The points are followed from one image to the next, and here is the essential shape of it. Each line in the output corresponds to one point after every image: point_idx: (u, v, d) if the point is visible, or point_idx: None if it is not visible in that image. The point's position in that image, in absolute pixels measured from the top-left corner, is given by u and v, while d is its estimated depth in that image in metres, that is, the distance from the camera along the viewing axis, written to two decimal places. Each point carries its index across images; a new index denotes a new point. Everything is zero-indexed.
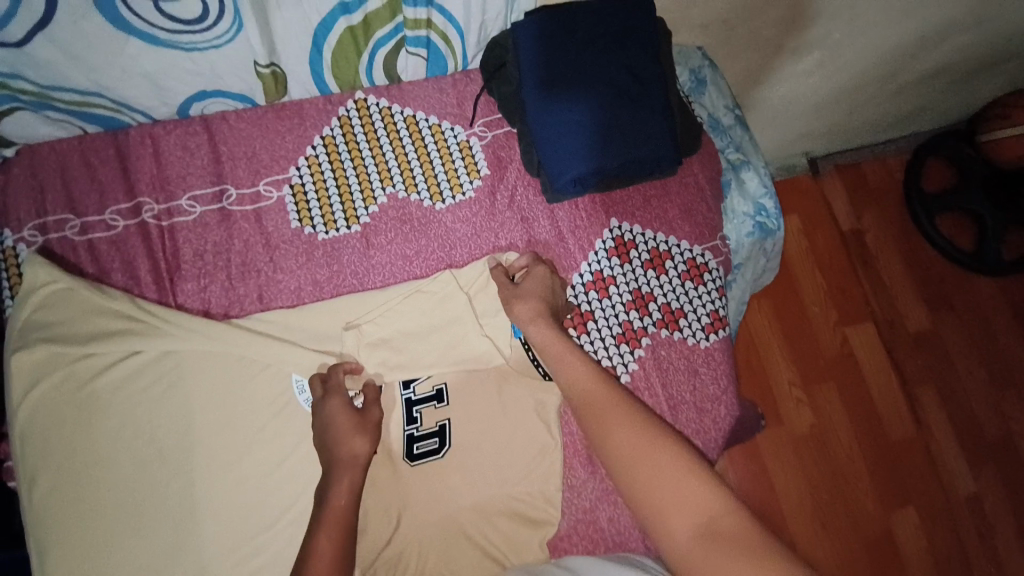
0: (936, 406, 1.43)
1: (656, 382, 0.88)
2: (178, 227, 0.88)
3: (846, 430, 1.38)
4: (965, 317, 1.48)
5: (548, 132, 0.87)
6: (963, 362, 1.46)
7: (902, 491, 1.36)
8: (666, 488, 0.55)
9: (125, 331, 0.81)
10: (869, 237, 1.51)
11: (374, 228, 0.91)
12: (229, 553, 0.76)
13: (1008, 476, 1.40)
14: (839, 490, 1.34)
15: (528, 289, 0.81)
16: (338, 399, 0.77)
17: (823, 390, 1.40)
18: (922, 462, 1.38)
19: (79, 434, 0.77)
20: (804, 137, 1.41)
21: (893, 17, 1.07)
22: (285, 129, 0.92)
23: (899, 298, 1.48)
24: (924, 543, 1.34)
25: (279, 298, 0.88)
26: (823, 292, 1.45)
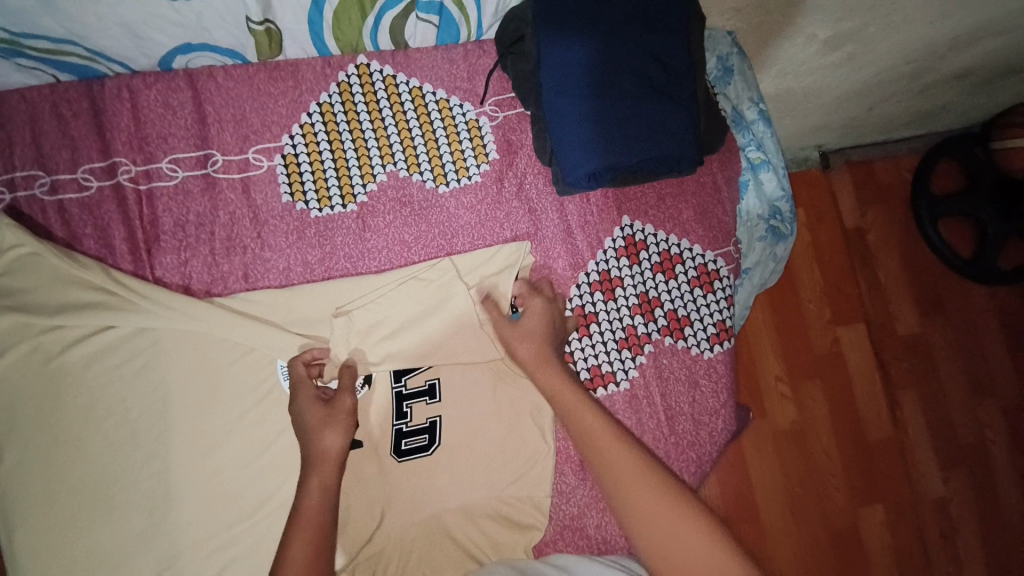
0: (917, 413, 1.44)
1: (655, 392, 0.86)
2: (157, 193, 0.82)
3: (827, 428, 1.39)
4: (960, 328, 1.48)
5: (563, 120, 0.81)
6: (952, 374, 1.46)
7: (874, 489, 1.38)
8: (683, 543, 0.56)
9: (98, 305, 0.76)
10: (874, 237, 1.47)
11: (372, 209, 0.85)
12: (204, 541, 0.73)
13: (979, 484, 1.43)
14: (815, 487, 1.36)
15: (530, 327, 0.77)
16: (306, 388, 0.74)
17: (809, 388, 1.39)
18: (895, 464, 1.40)
19: (46, 410, 0.73)
20: (821, 130, 1.36)
21: (936, 16, 1.00)
22: (278, 92, 0.84)
23: (896, 305, 1.46)
24: (888, 540, 1.37)
25: (266, 278, 0.83)
26: (821, 290, 1.43)
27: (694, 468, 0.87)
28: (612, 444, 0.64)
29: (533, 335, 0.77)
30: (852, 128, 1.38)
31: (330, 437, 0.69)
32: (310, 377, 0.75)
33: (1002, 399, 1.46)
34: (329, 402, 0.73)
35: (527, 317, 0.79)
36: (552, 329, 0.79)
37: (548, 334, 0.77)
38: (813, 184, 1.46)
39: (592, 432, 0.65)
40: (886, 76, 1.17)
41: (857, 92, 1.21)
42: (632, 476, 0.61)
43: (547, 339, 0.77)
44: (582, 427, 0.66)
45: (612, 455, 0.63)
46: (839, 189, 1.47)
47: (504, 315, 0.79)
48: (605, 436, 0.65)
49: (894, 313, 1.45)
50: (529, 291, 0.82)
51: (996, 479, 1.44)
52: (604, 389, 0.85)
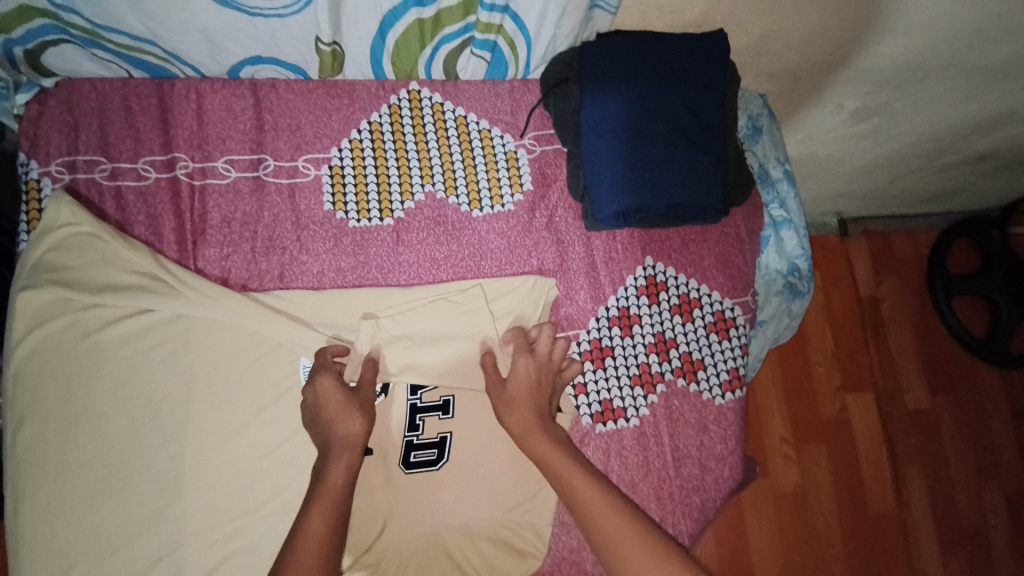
0: (919, 486, 1.42)
1: (664, 432, 0.86)
2: (209, 189, 0.86)
3: (828, 493, 1.37)
4: (966, 406, 1.47)
5: (599, 159, 0.86)
6: (957, 450, 1.45)
7: (872, 562, 1.36)
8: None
9: (140, 288, 0.79)
10: (885, 304, 1.49)
11: (407, 225, 0.89)
12: (207, 531, 0.74)
13: (977, 567, 1.40)
14: (812, 554, 1.33)
15: (517, 395, 0.76)
16: (326, 377, 0.74)
17: (812, 451, 1.39)
18: (897, 540, 1.37)
19: (75, 384, 0.75)
20: (842, 196, 1.40)
21: (958, 98, 1.05)
22: (333, 108, 0.90)
23: (904, 374, 1.46)
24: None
25: (300, 280, 0.86)
26: (830, 352, 1.44)
27: (697, 514, 0.86)
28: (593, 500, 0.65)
29: (523, 399, 0.76)
30: (872, 197, 1.41)
31: (348, 437, 0.70)
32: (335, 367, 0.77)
33: (1006, 484, 1.44)
34: (358, 390, 0.75)
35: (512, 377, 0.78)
36: (541, 393, 0.77)
37: (536, 403, 0.76)
38: (830, 247, 1.49)
39: (584, 498, 0.66)
40: (907, 153, 1.21)
41: (879, 162, 1.25)
42: (609, 522, 0.62)
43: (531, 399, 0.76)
44: (573, 497, 0.67)
45: (606, 525, 0.63)
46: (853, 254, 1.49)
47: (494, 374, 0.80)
48: (600, 499, 0.66)
49: (904, 385, 1.45)
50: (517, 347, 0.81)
51: (998, 565, 1.40)
52: (613, 423, 0.85)
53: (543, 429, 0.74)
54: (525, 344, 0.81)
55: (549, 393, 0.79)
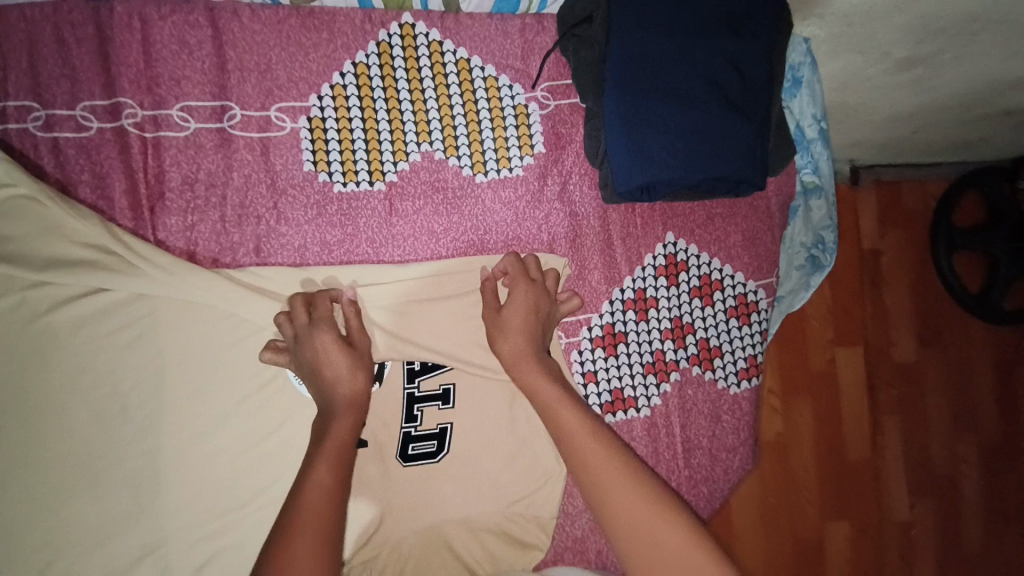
0: (897, 436, 1.45)
1: (675, 422, 0.82)
2: (165, 143, 0.72)
3: (809, 443, 1.38)
4: (955, 366, 1.47)
5: (626, 123, 0.74)
6: (940, 410, 1.47)
7: (843, 506, 1.39)
8: (596, 462, 0.58)
9: (95, 263, 0.68)
10: (887, 259, 1.44)
11: (401, 190, 0.77)
12: (191, 528, 0.68)
13: (945, 512, 1.46)
14: (788, 497, 1.36)
15: (512, 321, 0.70)
16: (329, 334, 0.67)
17: (798, 403, 1.39)
18: (868, 487, 1.41)
19: (30, 374, 0.66)
20: (867, 150, 1.29)
21: (1012, 52, 0.94)
22: (310, 44, 0.75)
23: (894, 328, 1.44)
24: (848, 551, 1.39)
25: (279, 254, 0.75)
26: (827, 309, 1.41)
27: (704, 503, 0.84)
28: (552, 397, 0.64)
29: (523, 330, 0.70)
30: (896, 152, 1.32)
31: None
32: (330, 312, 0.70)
33: (984, 440, 1.48)
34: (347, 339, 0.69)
35: (510, 309, 0.71)
36: (537, 321, 0.71)
37: (532, 331, 0.70)
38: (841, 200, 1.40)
39: (558, 412, 0.63)
40: (948, 108, 1.11)
41: (914, 118, 1.14)
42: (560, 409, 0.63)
43: (531, 332, 0.70)
44: (577, 458, 0.59)
45: (560, 411, 0.63)
46: (868, 212, 1.42)
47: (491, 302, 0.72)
48: (576, 418, 0.62)
49: (893, 339, 1.44)
50: (518, 273, 0.74)
51: (962, 512, 1.47)
52: (623, 414, 0.80)
53: (536, 358, 0.68)
54: (523, 272, 0.74)
55: (545, 322, 0.73)
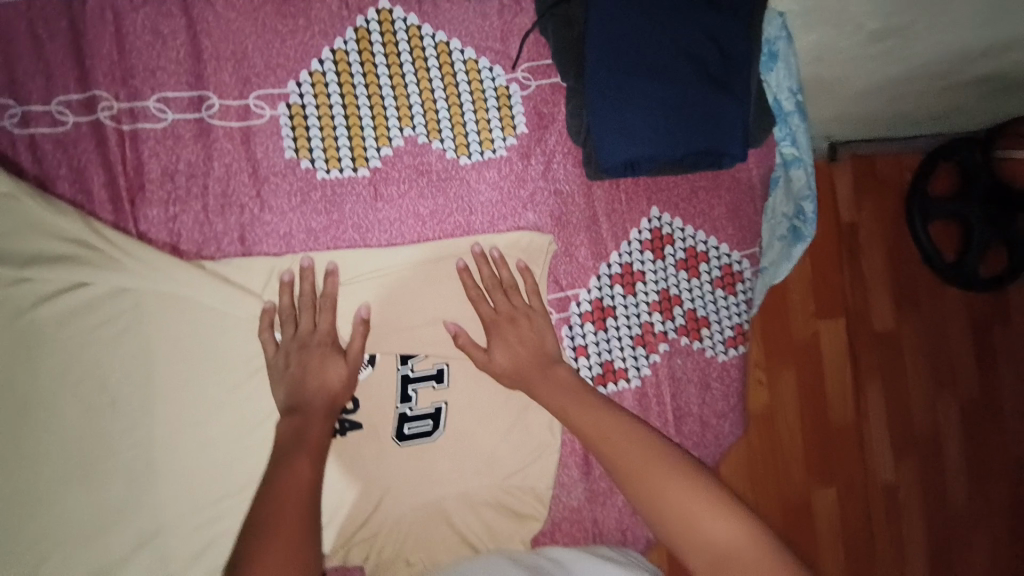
0: (880, 401, 1.48)
1: (665, 392, 0.83)
2: (142, 135, 0.71)
3: (794, 413, 1.41)
4: (933, 330, 1.51)
5: (607, 100, 0.76)
6: (921, 377, 1.51)
7: (829, 473, 1.42)
8: (587, 413, 0.68)
9: (76, 259, 0.68)
10: (864, 232, 1.47)
11: (386, 176, 0.77)
12: (189, 516, 0.69)
13: (927, 471, 1.51)
14: (775, 465, 1.40)
15: (507, 333, 0.75)
16: (329, 352, 0.70)
17: (784, 374, 1.41)
18: (854, 453, 1.44)
19: (16, 372, 0.66)
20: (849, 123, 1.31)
21: (981, 21, 0.96)
22: (286, 31, 0.75)
23: (874, 296, 1.47)
24: (837, 515, 1.42)
25: (264, 243, 0.74)
26: (807, 281, 1.43)
27: None
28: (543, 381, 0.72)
29: (521, 340, 0.74)
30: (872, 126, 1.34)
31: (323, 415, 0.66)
32: (296, 316, 0.72)
33: (963, 399, 1.53)
34: (315, 341, 0.70)
35: (500, 320, 0.75)
36: (530, 329, 0.75)
37: (535, 342, 0.75)
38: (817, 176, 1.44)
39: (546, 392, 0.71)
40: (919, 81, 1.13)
41: (888, 89, 1.16)
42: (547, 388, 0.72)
43: (526, 342, 0.75)
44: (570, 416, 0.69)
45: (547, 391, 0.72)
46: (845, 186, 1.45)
47: (486, 307, 0.75)
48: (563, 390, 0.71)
49: (873, 307, 1.46)
50: (505, 278, 0.76)
51: (946, 470, 1.52)
52: (614, 385, 0.81)
53: (540, 370, 0.73)
54: (503, 278, 0.76)
55: (536, 324, 0.76)
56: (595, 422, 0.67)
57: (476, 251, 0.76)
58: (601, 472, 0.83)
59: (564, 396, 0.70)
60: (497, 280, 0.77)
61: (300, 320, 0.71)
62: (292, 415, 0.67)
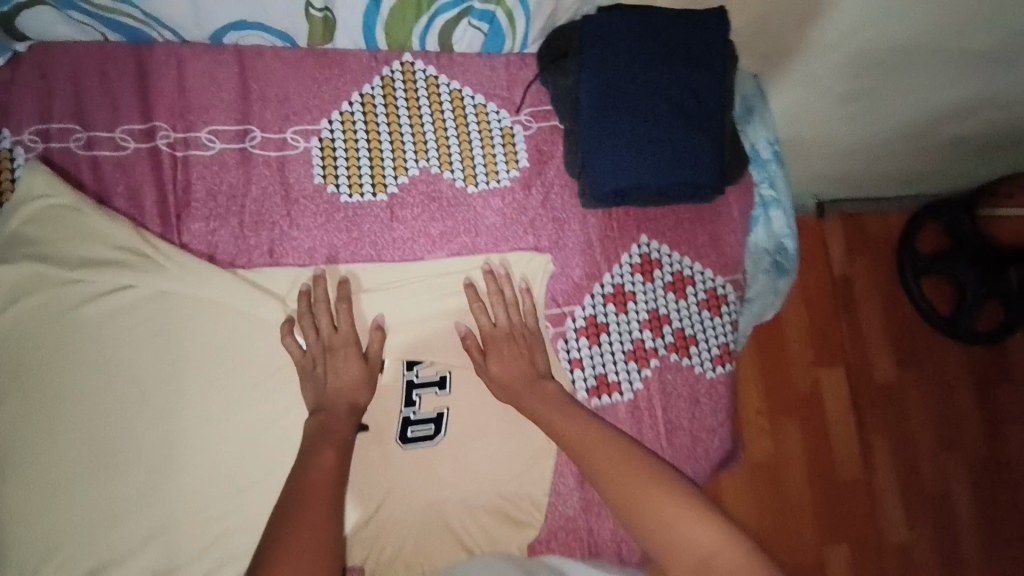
0: (887, 454, 1.46)
1: (657, 405, 0.87)
2: (192, 160, 0.82)
3: (800, 464, 1.40)
4: (934, 382, 1.51)
5: (599, 137, 0.86)
6: (925, 430, 1.49)
7: (839, 527, 1.40)
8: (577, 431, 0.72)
9: (124, 263, 0.75)
10: (858, 284, 1.50)
11: (401, 200, 0.87)
12: (201, 508, 0.73)
13: (940, 527, 1.46)
14: (785, 518, 1.38)
15: (505, 346, 0.81)
16: (351, 351, 0.76)
17: (788, 426, 1.41)
18: (863, 505, 1.43)
19: (58, 362, 0.72)
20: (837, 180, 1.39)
21: (945, 80, 1.07)
22: (323, 78, 0.87)
23: (873, 348, 1.49)
24: (846, 568, 1.40)
25: (291, 256, 0.82)
26: (806, 332, 1.45)
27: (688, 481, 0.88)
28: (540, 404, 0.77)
29: (518, 355, 0.80)
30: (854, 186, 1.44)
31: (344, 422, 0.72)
32: (315, 321, 0.77)
33: (970, 455, 1.50)
34: (335, 342, 0.77)
35: (499, 334, 0.81)
36: (525, 345, 0.81)
37: (530, 356, 0.81)
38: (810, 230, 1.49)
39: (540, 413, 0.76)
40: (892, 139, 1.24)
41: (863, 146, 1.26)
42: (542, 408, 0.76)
43: (523, 355, 0.80)
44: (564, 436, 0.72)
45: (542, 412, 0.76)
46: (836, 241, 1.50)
47: (485, 320, 0.82)
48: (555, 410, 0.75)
49: (873, 359, 1.48)
50: (505, 294, 0.83)
51: (956, 527, 1.47)
52: (607, 397, 0.86)
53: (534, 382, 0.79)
54: (503, 294, 0.83)
55: (531, 339, 0.82)
56: (582, 432, 0.72)
57: (484, 269, 0.84)
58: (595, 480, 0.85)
59: (553, 409, 0.76)
60: (499, 294, 0.83)
61: (320, 322, 0.77)
62: (317, 413, 0.74)
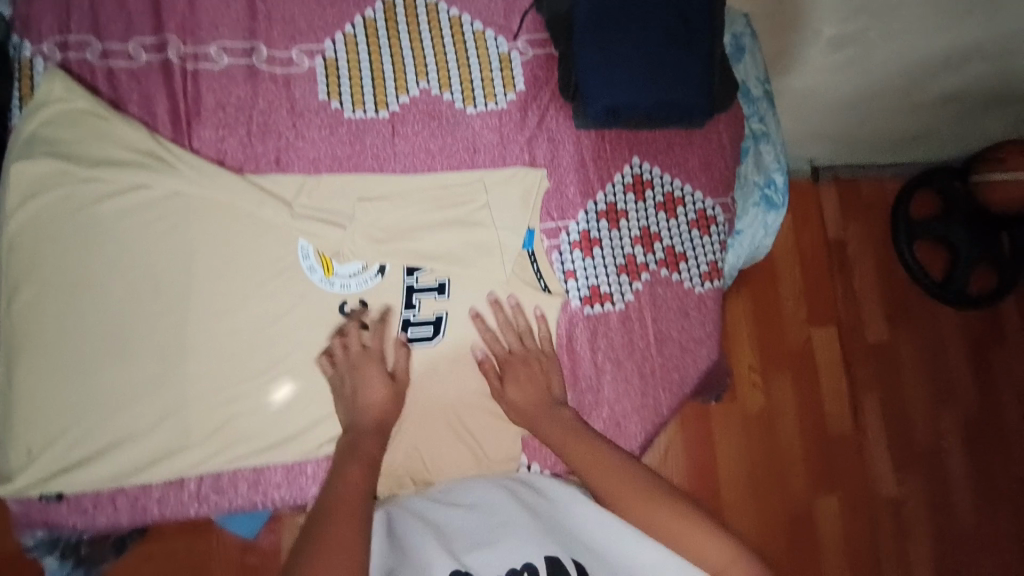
0: (876, 412, 1.36)
1: (648, 316, 0.91)
2: (202, 73, 0.85)
3: (793, 420, 1.31)
4: (927, 344, 1.40)
5: (593, 57, 0.88)
6: (915, 391, 1.38)
7: (830, 480, 1.31)
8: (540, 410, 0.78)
9: (136, 164, 0.79)
10: (852, 249, 1.41)
11: (403, 117, 0.90)
12: (211, 393, 0.78)
13: (932, 484, 1.35)
14: (774, 473, 1.29)
15: (518, 374, 0.81)
16: (373, 368, 0.77)
17: (779, 380, 1.32)
18: (854, 463, 1.32)
19: (72, 253, 0.76)
20: (834, 138, 1.32)
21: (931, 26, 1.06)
22: (327, 2, 0.90)
23: (865, 307, 1.40)
24: (842, 534, 1.29)
25: (296, 165, 0.86)
26: (800, 290, 1.37)
27: (676, 389, 0.91)
28: (530, 393, 0.80)
29: (530, 380, 0.81)
30: (853, 151, 1.37)
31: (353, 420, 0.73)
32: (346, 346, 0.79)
33: (961, 411, 1.39)
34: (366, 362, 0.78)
35: (512, 366, 0.82)
36: (542, 376, 0.82)
37: (544, 385, 0.81)
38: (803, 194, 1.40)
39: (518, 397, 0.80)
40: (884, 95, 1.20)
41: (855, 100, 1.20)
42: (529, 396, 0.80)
43: (541, 386, 0.81)
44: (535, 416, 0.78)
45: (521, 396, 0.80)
46: (831, 207, 1.41)
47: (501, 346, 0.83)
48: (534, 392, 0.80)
49: (864, 318, 1.39)
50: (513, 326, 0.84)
51: (951, 494, 1.35)
52: (600, 307, 0.90)
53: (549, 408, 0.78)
54: (513, 326, 0.84)
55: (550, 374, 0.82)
56: (575, 444, 0.73)
57: (495, 300, 0.85)
58: (589, 387, 0.89)
59: (566, 435, 0.74)
60: (508, 325, 0.85)
61: (349, 348, 0.79)
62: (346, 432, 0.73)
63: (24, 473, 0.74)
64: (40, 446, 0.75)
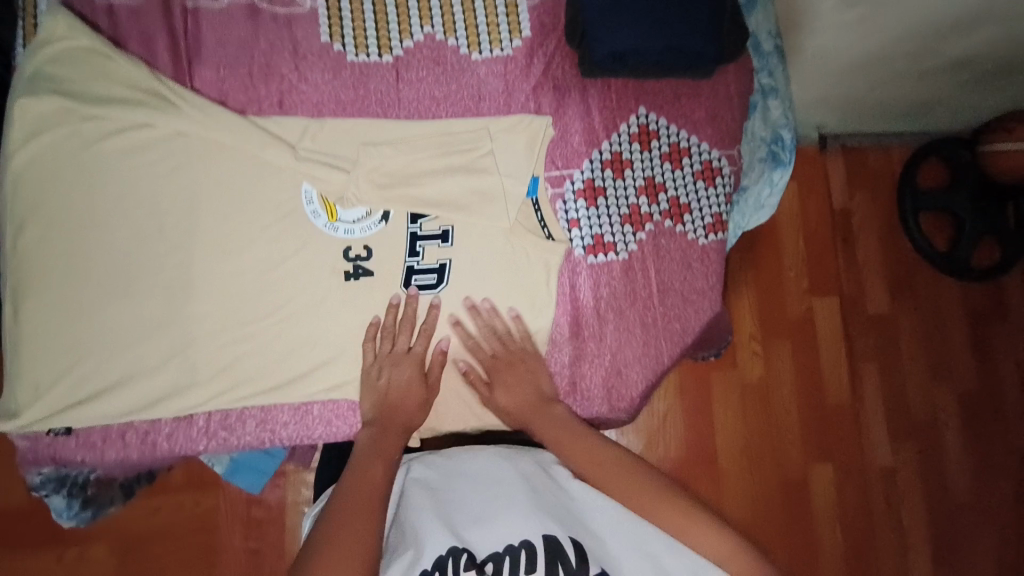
0: (875, 381, 1.36)
1: (651, 267, 0.91)
2: (202, 11, 0.83)
3: (790, 389, 1.32)
4: (927, 315, 1.39)
5: (599, 3, 0.86)
6: (914, 361, 1.38)
7: (824, 447, 1.32)
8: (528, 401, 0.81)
9: (137, 102, 0.78)
10: (857, 219, 1.40)
11: (407, 63, 0.88)
12: (218, 333, 0.79)
13: (928, 458, 1.35)
14: (770, 440, 1.30)
15: (506, 378, 0.82)
16: (410, 368, 0.80)
17: (779, 348, 1.33)
18: (850, 431, 1.33)
19: (77, 192, 0.76)
20: (844, 105, 1.30)
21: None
22: None
23: (868, 279, 1.39)
24: (835, 501, 1.31)
25: (299, 108, 0.85)
26: (803, 259, 1.36)
27: (678, 339, 0.92)
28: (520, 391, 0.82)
29: (516, 384, 0.82)
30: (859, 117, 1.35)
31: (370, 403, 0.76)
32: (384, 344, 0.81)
33: (959, 383, 1.38)
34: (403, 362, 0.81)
35: (496, 373, 0.83)
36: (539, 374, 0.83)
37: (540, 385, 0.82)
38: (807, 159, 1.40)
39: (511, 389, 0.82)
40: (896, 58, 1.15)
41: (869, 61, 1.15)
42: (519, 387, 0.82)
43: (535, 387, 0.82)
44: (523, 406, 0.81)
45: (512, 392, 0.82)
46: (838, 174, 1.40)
47: (485, 354, 0.84)
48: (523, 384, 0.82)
49: (866, 290, 1.38)
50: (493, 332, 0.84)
51: (946, 466, 1.35)
52: (603, 256, 0.90)
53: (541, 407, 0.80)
54: (492, 332, 0.84)
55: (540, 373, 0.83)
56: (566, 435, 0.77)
57: (476, 307, 0.85)
58: (591, 336, 0.90)
59: (559, 429, 0.77)
60: (491, 330, 0.84)
61: (387, 345, 0.81)
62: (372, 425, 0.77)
63: (29, 410, 0.75)
64: (48, 384, 0.76)
